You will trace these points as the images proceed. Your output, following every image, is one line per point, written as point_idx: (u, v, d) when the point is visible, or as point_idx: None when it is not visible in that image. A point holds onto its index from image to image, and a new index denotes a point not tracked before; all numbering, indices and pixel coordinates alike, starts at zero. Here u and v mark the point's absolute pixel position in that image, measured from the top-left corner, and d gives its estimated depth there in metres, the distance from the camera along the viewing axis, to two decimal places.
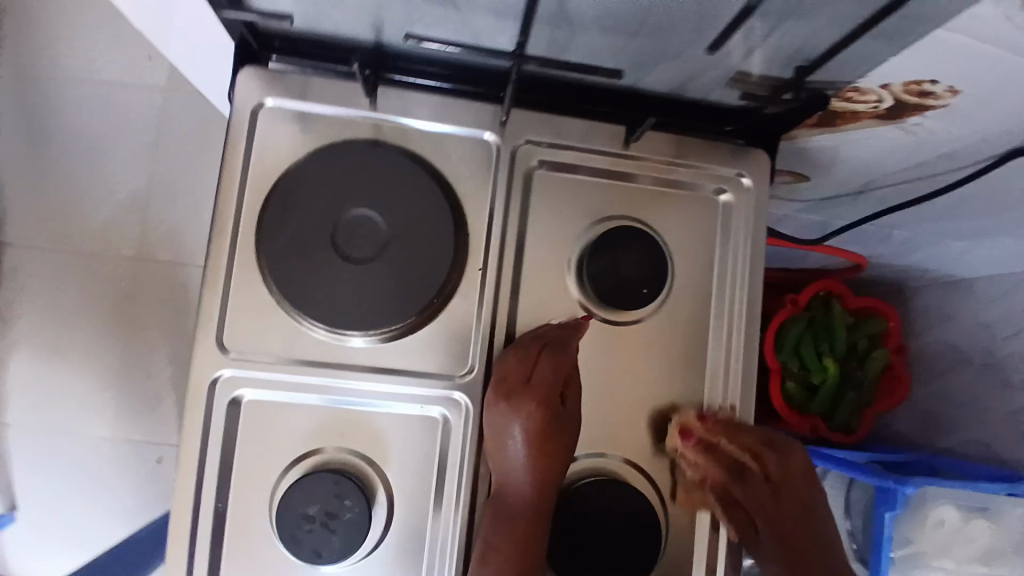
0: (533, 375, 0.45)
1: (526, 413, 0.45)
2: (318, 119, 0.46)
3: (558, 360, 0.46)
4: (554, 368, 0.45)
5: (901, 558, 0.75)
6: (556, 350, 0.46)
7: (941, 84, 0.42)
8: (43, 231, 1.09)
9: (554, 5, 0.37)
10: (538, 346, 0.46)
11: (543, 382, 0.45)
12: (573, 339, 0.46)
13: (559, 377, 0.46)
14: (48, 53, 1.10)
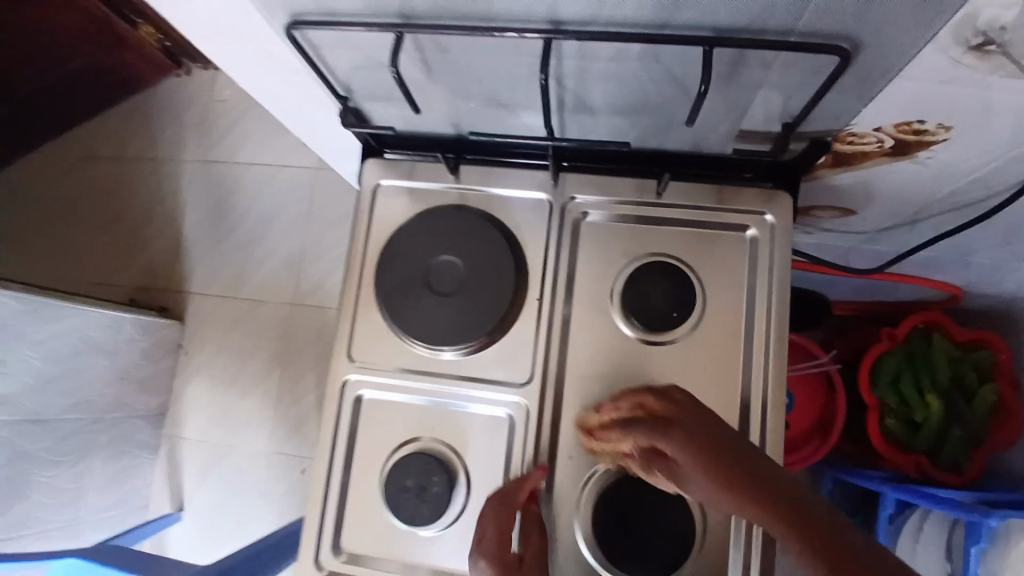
0: (482, 538, 0.52)
1: (484, 574, 0.50)
2: (418, 191, 0.63)
3: (504, 515, 0.53)
4: (499, 526, 0.52)
5: None
6: (502, 506, 0.53)
7: (929, 122, 0.48)
8: (222, 286, 1.45)
9: (575, 96, 0.51)
10: (486, 509, 0.53)
11: (492, 541, 0.51)
12: (519, 494, 0.54)
13: (505, 535, 0.52)
14: (233, 155, 1.51)
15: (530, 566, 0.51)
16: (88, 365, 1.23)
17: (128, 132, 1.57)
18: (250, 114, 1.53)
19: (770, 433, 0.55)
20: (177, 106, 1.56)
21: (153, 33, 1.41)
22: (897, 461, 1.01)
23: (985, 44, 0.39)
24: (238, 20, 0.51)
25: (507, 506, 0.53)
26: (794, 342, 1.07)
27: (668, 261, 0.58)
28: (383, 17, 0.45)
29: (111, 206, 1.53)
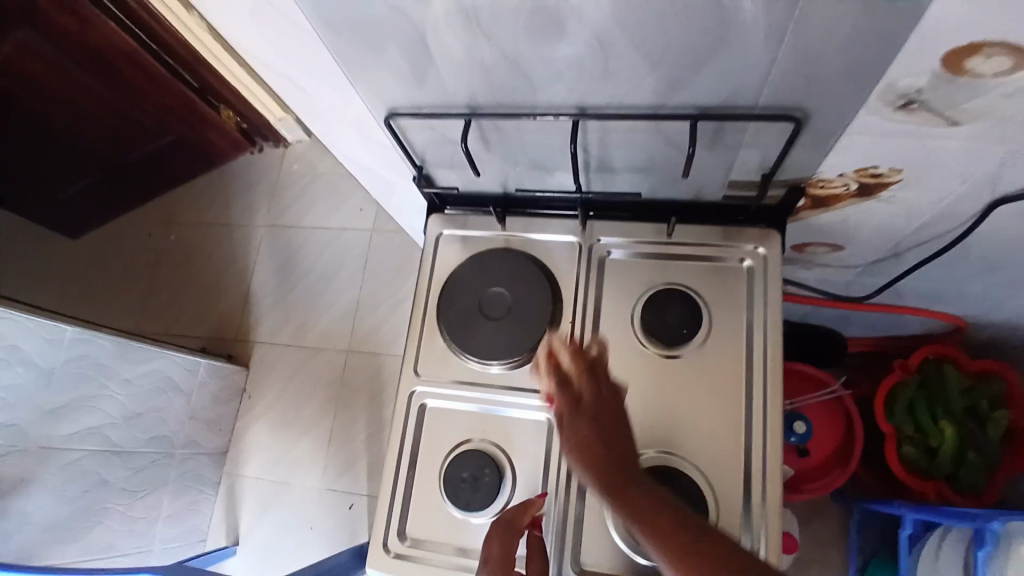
0: (489, 557, 0.60)
1: None
2: (472, 238, 0.78)
3: (509, 538, 0.61)
4: (504, 547, 0.60)
5: None
6: (507, 529, 0.62)
7: (883, 167, 0.60)
8: (286, 334, 1.62)
9: (597, 159, 0.65)
10: (492, 534, 0.61)
11: (499, 562, 0.59)
12: (521, 516, 0.62)
13: (508, 554, 0.60)
14: (298, 219, 1.72)
15: None
16: (166, 405, 1.37)
17: (207, 202, 1.80)
18: (314, 183, 1.75)
19: (772, 429, 0.65)
20: (252, 177, 1.80)
21: (233, 116, 1.64)
22: (921, 485, 1.09)
23: (910, 104, 0.50)
24: (346, 111, 0.68)
25: (510, 529, 0.62)
26: (807, 371, 1.16)
27: (677, 288, 0.71)
28: (456, 108, 0.61)
29: (189, 266, 1.74)
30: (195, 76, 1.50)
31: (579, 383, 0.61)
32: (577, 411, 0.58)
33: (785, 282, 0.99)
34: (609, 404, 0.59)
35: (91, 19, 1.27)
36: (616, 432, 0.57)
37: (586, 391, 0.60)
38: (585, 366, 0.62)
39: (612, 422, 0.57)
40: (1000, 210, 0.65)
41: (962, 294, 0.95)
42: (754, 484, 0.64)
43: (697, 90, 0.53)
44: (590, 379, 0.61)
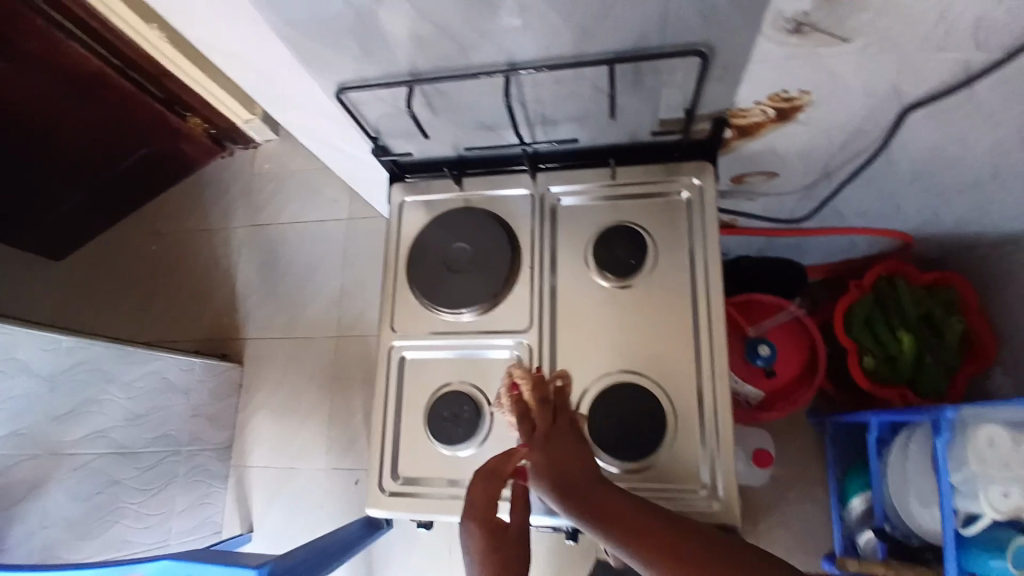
0: (473, 501, 0.63)
1: (472, 531, 0.61)
2: (432, 201, 0.84)
3: (491, 485, 0.64)
4: (488, 493, 0.64)
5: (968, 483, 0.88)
6: (490, 478, 0.65)
7: (792, 91, 0.65)
8: (275, 326, 1.67)
9: (535, 112, 0.71)
10: (476, 481, 0.66)
11: (481, 504, 0.63)
12: (504, 465, 0.66)
13: (492, 498, 0.63)
14: (275, 215, 1.75)
15: (513, 528, 0.62)
16: (168, 404, 1.42)
17: (184, 209, 1.83)
18: (286, 178, 1.78)
19: (717, 341, 0.72)
20: (223, 178, 1.83)
21: (201, 123, 1.67)
22: (884, 392, 1.17)
23: (800, 32, 0.56)
24: (301, 94, 0.73)
25: (494, 478, 0.65)
26: (768, 300, 1.22)
27: (623, 224, 0.77)
28: (399, 76, 0.66)
29: (174, 273, 1.77)
30: (158, 86, 1.50)
31: (536, 413, 0.66)
32: (539, 439, 0.62)
33: (735, 215, 1.05)
34: (563, 428, 0.64)
35: (60, 43, 1.28)
36: (571, 448, 0.61)
37: (542, 417, 0.65)
38: (542, 396, 0.67)
39: (566, 439, 0.62)
40: (905, 121, 0.71)
41: (898, 210, 1.02)
42: (705, 391, 0.72)
43: (609, 36, 0.58)
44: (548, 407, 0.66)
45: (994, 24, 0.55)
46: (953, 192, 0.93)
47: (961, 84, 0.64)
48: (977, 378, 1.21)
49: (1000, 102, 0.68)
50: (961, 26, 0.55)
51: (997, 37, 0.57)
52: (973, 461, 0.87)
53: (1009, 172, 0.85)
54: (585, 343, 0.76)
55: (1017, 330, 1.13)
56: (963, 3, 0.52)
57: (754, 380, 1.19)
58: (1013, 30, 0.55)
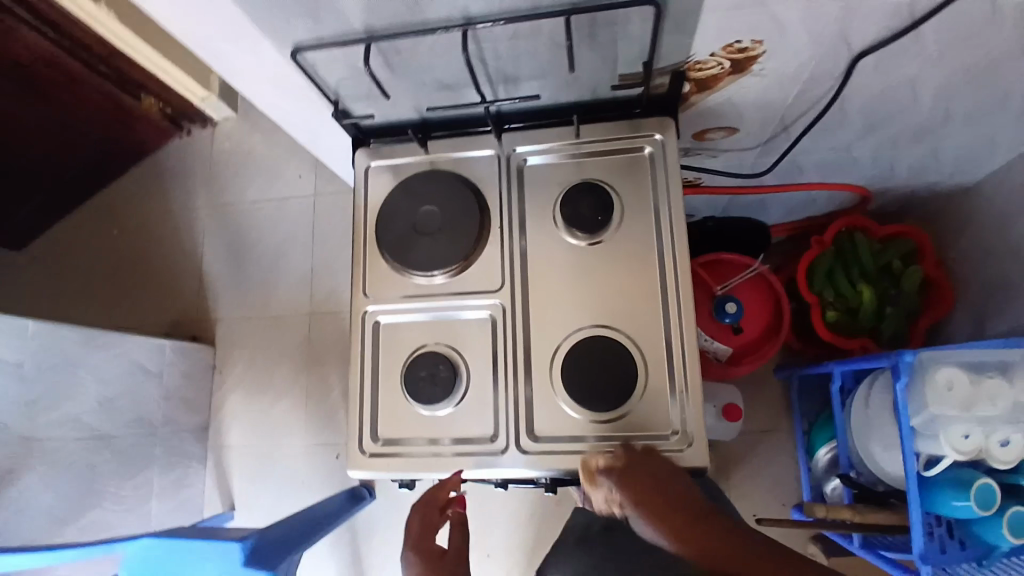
0: (411, 523, 0.76)
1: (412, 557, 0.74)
2: (398, 165, 0.83)
3: (428, 515, 0.75)
4: (424, 522, 0.75)
5: (926, 427, 0.86)
6: (427, 507, 0.76)
7: (745, 41, 0.67)
8: (247, 306, 1.65)
9: (496, 68, 0.71)
10: (417, 510, 0.76)
11: (420, 533, 0.75)
12: (437, 500, 0.76)
13: (428, 525, 0.76)
14: (240, 193, 1.72)
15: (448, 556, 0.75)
16: (141, 388, 1.40)
17: (144, 193, 1.77)
18: (249, 155, 1.74)
19: (684, 293, 0.74)
20: (184, 157, 1.78)
21: (155, 103, 1.62)
22: (847, 343, 1.21)
23: None
24: (258, 58, 0.72)
25: (432, 505, 0.76)
26: (734, 258, 1.25)
27: (590, 182, 0.78)
28: (356, 34, 0.65)
29: (139, 258, 1.73)
30: (109, 65, 1.46)
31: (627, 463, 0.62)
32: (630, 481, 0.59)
33: (698, 173, 1.07)
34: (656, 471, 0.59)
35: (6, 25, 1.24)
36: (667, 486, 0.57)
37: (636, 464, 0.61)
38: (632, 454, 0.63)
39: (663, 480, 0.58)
40: (856, 69, 0.74)
41: (855, 163, 1.05)
42: (672, 340, 0.74)
43: None
44: (619, 475, 0.59)
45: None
46: (905, 139, 0.97)
47: (906, 28, 0.66)
48: (932, 326, 1.27)
49: (942, 43, 0.71)
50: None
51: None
52: (933, 404, 0.84)
53: (956, 120, 0.89)
54: (557, 301, 0.77)
55: (969, 276, 1.18)
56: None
57: (722, 337, 1.23)
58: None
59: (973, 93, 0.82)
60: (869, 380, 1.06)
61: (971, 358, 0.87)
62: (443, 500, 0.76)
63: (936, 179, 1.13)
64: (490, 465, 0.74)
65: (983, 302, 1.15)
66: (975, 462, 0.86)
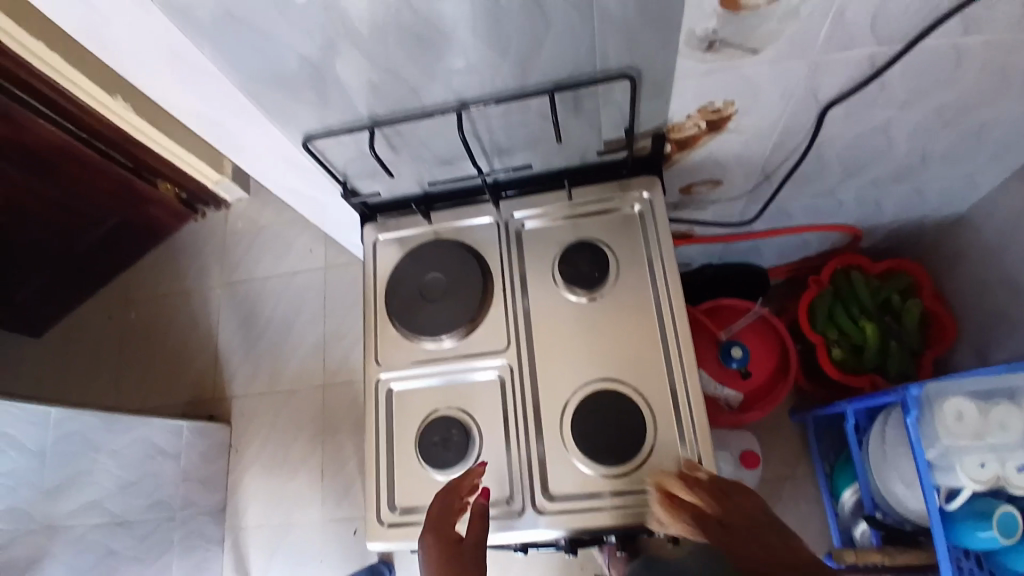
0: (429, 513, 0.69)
1: (429, 544, 0.66)
2: (403, 237, 0.88)
3: (448, 499, 0.70)
4: (443, 507, 0.69)
5: (944, 459, 0.85)
6: (448, 493, 0.71)
7: (718, 102, 0.72)
8: (260, 382, 1.67)
9: (489, 142, 0.77)
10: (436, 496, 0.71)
11: (435, 517, 0.68)
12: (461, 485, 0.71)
13: (446, 512, 0.69)
14: (252, 270, 1.78)
15: (467, 545, 0.65)
16: (160, 469, 1.40)
17: (159, 276, 1.83)
18: (259, 233, 1.81)
19: (683, 340, 0.76)
20: (197, 239, 1.85)
21: (172, 187, 1.71)
22: (857, 381, 1.21)
23: (714, 48, 0.63)
24: (272, 148, 0.78)
25: (454, 493, 0.71)
26: (734, 302, 1.28)
27: (585, 240, 0.82)
28: (361, 122, 0.71)
29: (155, 340, 1.77)
30: (126, 155, 1.56)
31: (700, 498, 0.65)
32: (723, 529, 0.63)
33: (691, 224, 1.11)
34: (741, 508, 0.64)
35: (25, 120, 1.33)
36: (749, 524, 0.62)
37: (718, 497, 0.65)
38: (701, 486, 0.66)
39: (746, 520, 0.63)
40: (827, 120, 0.79)
41: (840, 204, 1.09)
42: (678, 388, 0.75)
43: (547, 67, 0.64)
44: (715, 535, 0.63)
45: (887, 17, 0.62)
46: (887, 179, 1.01)
47: (871, 75, 0.71)
48: (941, 357, 1.27)
49: (907, 88, 0.76)
50: (862, 23, 0.62)
51: (891, 30, 0.64)
52: (945, 436, 0.84)
53: (932, 155, 0.93)
54: (562, 357, 0.79)
55: (970, 306, 1.19)
56: (855, 3, 0.59)
57: (731, 382, 1.23)
58: (902, 22, 0.63)
59: (945, 129, 0.87)
60: (881, 417, 1.05)
61: (976, 386, 0.87)
62: (467, 487, 0.71)
63: (921, 212, 1.17)
64: (511, 527, 0.74)
65: (988, 332, 1.15)
66: (994, 491, 0.85)
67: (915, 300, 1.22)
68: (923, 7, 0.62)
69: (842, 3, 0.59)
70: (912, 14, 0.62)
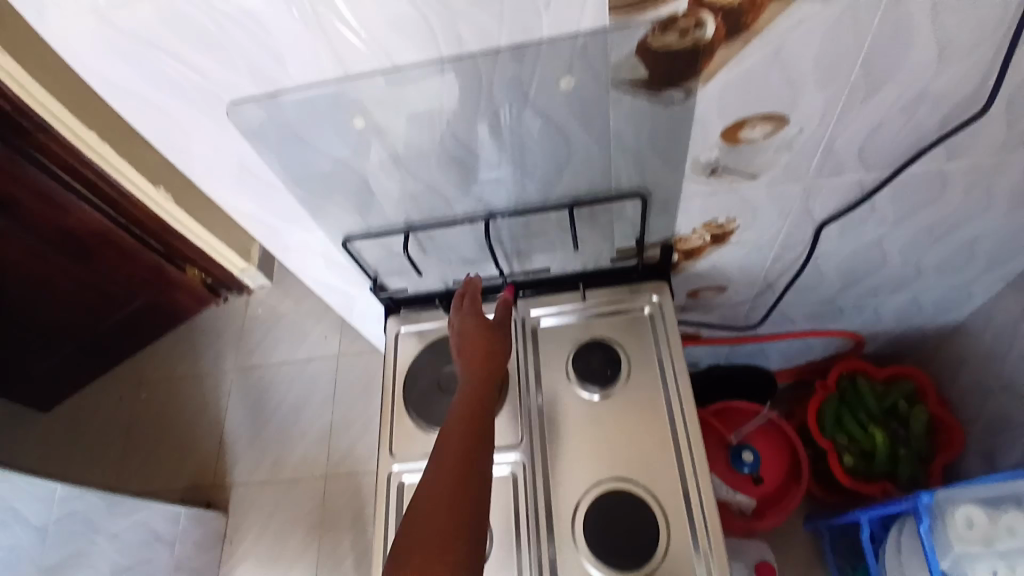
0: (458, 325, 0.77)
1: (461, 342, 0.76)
2: (425, 330, 0.91)
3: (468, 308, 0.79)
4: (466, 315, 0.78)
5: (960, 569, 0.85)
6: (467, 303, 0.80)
7: (721, 218, 0.79)
8: (262, 470, 1.64)
9: (509, 247, 0.84)
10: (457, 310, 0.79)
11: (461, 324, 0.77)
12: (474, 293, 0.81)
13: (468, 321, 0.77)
14: (266, 356, 1.81)
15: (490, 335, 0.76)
16: (152, 557, 1.35)
17: (174, 358, 1.86)
18: (277, 319, 1.86)
19: (695, 437, 0.78)
20: (215, 323, 1.90)
21: (199, 273, 1.79)
22: (869, 490, 1.19)
23: (716, 174, 0.70)
24: (311, 247, 0.85)
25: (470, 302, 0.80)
26: (742, 404, 1.29)
27: (599, 339, 0.86)
28: (396, 227, 0.78)
29: (161, 422, 1.77)
30: (161, 242, 1.66)
31: None
32: None
33: (698, 327, 1.15)
34: None
35: (67, 203, 1.44)
36: None
37: None
38: None
39: None
40: (823, 235, 0.85)
41: (842, 311, 1.14)
42: (689, 489, 0.76)
43: (568, 185, 0.71)
44: None
45: (874, 150, 0.70)
46: (885, 289, 1.06)
47: (863, 198, 0.78)
48: (956, 469, 1.25)
49: (897, 209, 0.82)
50: (851, 155, 0.70)
51: (879, 160, 0.71)
52: (958, 545, 0.85)
53: (925, 268, 0.99)
54: (573, 452, 0.81)
55: (980, 417, 1.20)
56: (844, 138, 0.67)
57: (743, 487, 1.22)
58: (888, 154, 0.71)
59: (936, 244, 0.93)
60: (895, 529, 1.03)
61: (984, 492, 0.86)
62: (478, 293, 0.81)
63: (920, 321, 1.21)
64: None
65: (1002, 445, 1.15)
66: None
67: (921, 407, 1.22)
68: (904, 143, 0.69)
69: (832, 138, 0.66)
70: (895, 148, 0.70)
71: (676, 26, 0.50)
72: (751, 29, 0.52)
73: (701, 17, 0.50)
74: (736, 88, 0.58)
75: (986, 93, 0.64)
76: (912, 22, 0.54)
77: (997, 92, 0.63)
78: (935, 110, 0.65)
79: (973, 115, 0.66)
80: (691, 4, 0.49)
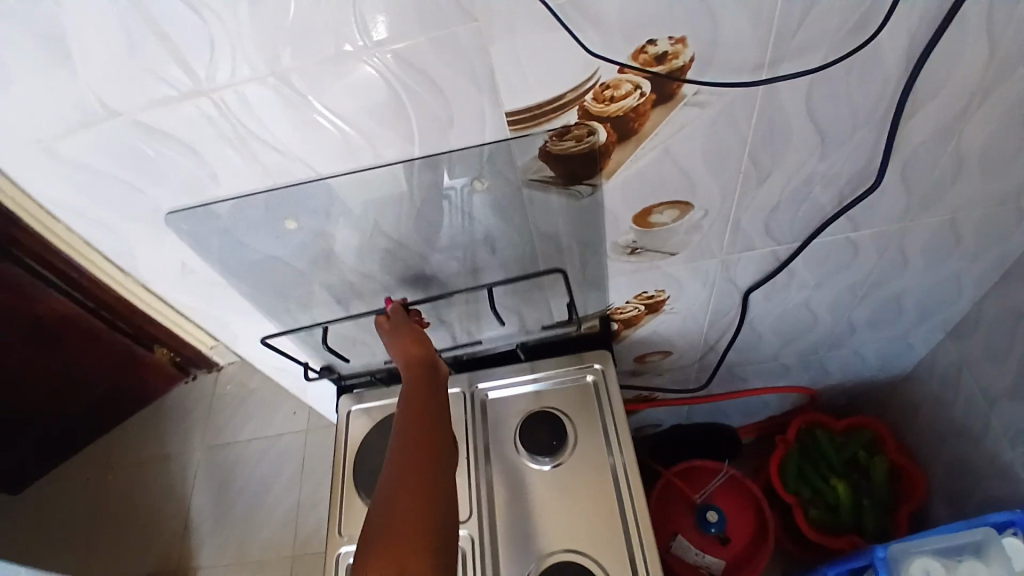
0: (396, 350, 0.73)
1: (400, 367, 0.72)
2: (380, 407, 0.92)
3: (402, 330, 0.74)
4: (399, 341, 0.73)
5: None
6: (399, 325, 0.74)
7: (651, 289, 0.84)
8: (226, 554, 1.59)
9: (454, 324, 0.89)
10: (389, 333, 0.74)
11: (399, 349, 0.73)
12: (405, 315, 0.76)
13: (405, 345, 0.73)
14: (234, 433, 1.79)
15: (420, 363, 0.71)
16: None
17: (140, 440, 1.82)
18: (245, 397, 1.85)
19: (637, 501, 0.79)
20: (183, 402, 1.88)
21: (168, 352, 1.79)
22: (837, 545, 1.18)
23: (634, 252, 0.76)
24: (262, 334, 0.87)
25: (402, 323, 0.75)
26: (702, 462, 1.29)
27: (544, 410, 0.88)
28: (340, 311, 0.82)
29: (124, 507, 1.72)
30: (130, 324, 1.64)
31: None
32: None
33: (649, 389, 1.18)
34: None
35: (33, 289, 1.43)
36: None
37: None
38: None
39: None
40: (750, 301, 0.90)
41: (788, 367, 1.17)
42: (637, 558, 0.76)
43: (499, 269, 0.75)
44: None
45: (779, 227, 0.75)
46: (824, 345, 1.10)
47: (779, 267, 0.82)
48: (919, 519, 1.26)
49: (815, 275, 0.87)
50: (758, 232, 0.75)
51: (787, 235, 0.77)
52: None
53: (856, 324, 1.04)
54: (520, 526, 0.81)
55: (935, 464, 1.22)
56: (748, 218, 0.72)
57: (712, 549, 1.21)
58: (794, 229, 0.76)
59: (863, 303, 0.97)
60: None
61: (940, 543, 0.88)
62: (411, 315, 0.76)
63: (866, 373, 1.25)
64: None
65: (956, 489, 1.17)
66: None
67: (881, 456, 1.23)
68: (807, 217, 0.74)
69: (737, 217, 0.72)
70: (799, 224, 0.75)
71: (571, 134, 0.57)
72: (639, 133, 0.59)
73: (591, 126, 0.57)
74: (636, 179, 0.64)
75: (872, 170, 0.68)
76: (785, 117, 0.60)
77: (883, 170, 0.67)
78: (828, 189, 0.70)
79: (862, 191, 0.71)
80: (580, 116, 0.57)
